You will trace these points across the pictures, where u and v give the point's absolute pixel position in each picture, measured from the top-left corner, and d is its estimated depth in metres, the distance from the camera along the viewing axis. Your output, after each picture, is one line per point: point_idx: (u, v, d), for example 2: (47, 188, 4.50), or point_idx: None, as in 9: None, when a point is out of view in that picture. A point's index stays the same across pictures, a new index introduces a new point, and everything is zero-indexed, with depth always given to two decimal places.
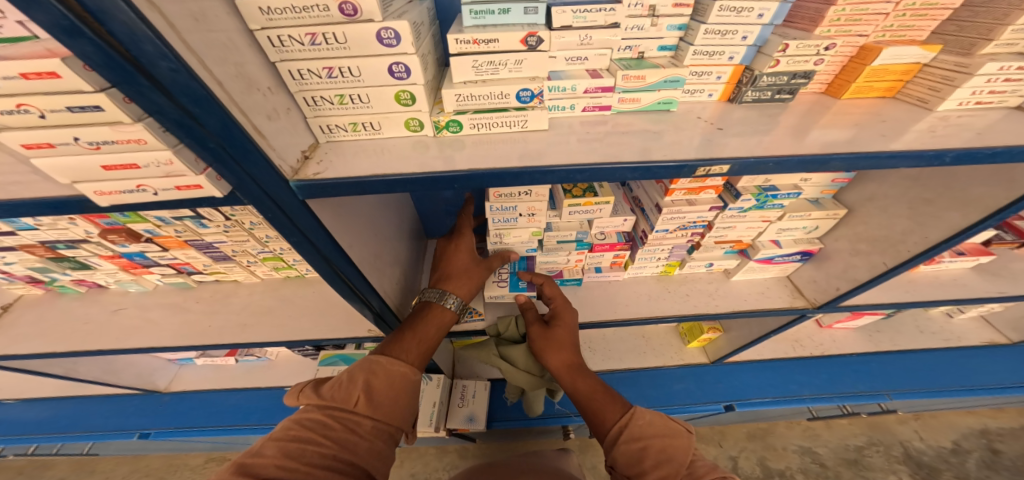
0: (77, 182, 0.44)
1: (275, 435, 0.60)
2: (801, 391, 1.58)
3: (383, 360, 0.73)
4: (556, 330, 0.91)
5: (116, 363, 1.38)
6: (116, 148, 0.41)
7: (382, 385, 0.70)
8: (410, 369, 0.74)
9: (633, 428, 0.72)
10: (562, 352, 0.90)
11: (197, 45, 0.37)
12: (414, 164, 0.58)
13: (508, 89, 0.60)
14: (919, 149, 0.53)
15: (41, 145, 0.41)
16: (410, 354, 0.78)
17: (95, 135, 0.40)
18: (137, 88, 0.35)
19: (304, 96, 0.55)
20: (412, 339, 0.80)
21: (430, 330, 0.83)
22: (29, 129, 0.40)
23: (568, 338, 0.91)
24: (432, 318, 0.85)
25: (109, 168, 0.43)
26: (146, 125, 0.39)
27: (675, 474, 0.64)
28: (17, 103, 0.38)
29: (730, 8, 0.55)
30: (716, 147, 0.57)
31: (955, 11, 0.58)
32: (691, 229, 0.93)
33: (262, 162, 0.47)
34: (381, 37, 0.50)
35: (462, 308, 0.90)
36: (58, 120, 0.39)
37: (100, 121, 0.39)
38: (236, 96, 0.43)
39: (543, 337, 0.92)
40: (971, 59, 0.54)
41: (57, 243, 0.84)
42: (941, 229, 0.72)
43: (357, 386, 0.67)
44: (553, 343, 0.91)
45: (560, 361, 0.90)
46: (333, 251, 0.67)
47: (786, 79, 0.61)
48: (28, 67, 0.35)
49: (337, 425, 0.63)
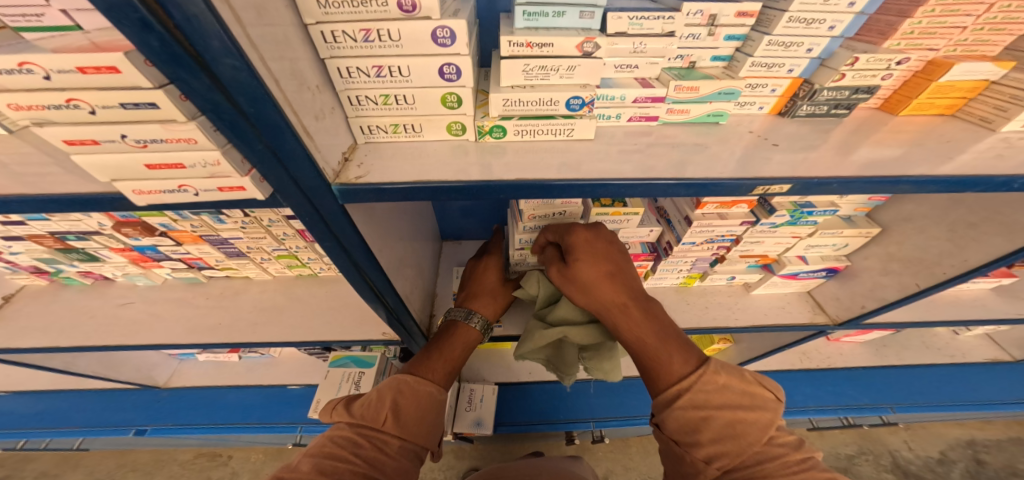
0: (117, 180, 0.43)
1: (311, 451, 0.59)
2: (805, 403, 1.62)
3: (410, 379, 0.71)
4: (577, 267, 0.69)
5: (115, 357, 1.34)
6: (165, 146, 0.40)
7: (409, 405, 0.67)
8: (436, 389, 0.72)
9: (695, 394, 0.59)
10: (595, 291, 0.70)
11: (257, 39, 0.35)
12: (456, 170, 0.55)
13: (558, 96, 0.57)
14: (987, 174, 0.51)
15: (84, 141, 0.39)
16: (433, 372, 0.76)
17: (144, 133, 0.39)
18: (196, 85, 0.33)
19: (348, 95, 0.52)
20: (437, 358, 0.78)
21: (453, 349, 0.81)
22: (75, 124, 0.38)
23: (600, 268, 0.69)
24: (459, 339, 0.84)
25: (153, 167, 0.42)
26: (200, 124, 0.38)
27: (739, 452, 0.55)
28: (68, 98, 0.36)
29: (800, 19, 0.54)
30: (770, 164, 0.56)
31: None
32: (718, 242, 0.92)
33: (308, 165, 0.44)
34: (436, 36, 0.47)
35: (487, 327, 0.89)
36: (107, 116, 0.37)
37: (153, 119, 0.37)
38: (289, 94, 0.40)
39: (564, 278, 0.72)
40: None
41: (68, 235, 0.81)
42: (983, 253, 0.72)
43: (385, 405, 0.65)
44: (580, 283, 0.70)
45: (596, 301, 0.70)
46: (363, 255, 0.64)
47: (847, 94, 0.60)
48: (87, 60, 0.33)
49: (366, 443, 0.61)
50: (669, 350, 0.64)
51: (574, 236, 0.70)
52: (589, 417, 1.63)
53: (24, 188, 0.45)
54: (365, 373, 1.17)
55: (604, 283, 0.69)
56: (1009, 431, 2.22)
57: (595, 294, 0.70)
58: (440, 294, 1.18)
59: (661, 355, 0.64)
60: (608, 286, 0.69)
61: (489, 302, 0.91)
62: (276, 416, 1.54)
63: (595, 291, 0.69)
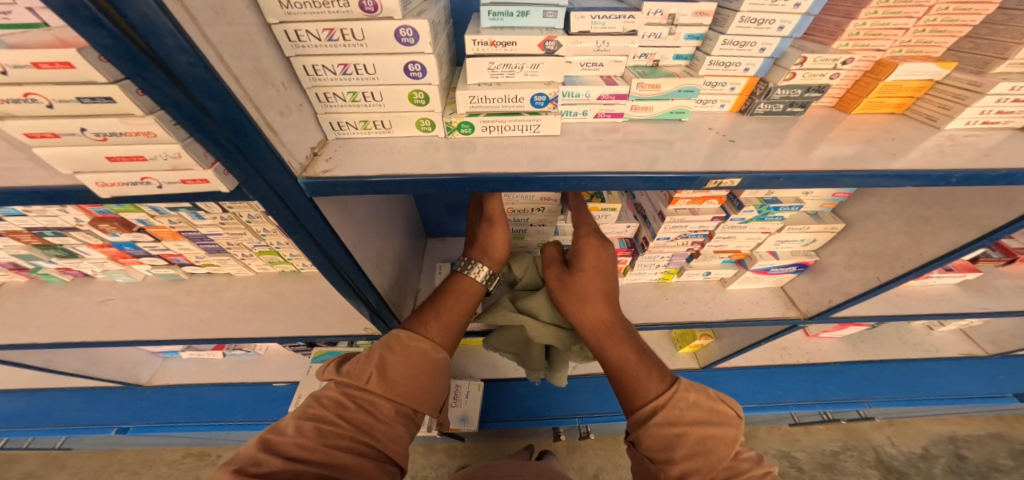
0: (78, 173, 0.44)
1: (298, 412, 0.61)
2: (784, 399, 1.68)
3: (402, 335, 0.69)
4: (579, 276, 0.75)
5: (97, 355, 1.34)
6: (126, 139, 0.41)
7: (398, 363, 0.66)
8: (429, 347, 0.69)
9: (671, 411, 0.61)
10: (588, 304, 0.74)
11: (216, 38, 0.36)
12: (424, 164, 0.57)
13: (523, 93, 0.59)
14: (926, 169, 0.54)
15: (44, 134, 0.40)
16: (430, 327, 0.72)
17: (103, 126, 0.40)
18: (152, 81, 0.34)
19: (316, 92, 0.54)
20: (432, 313, 0.75)
21: (450, 300, 0.78)
22: (35, 117, 0.39)
23: (599, 284, 0.75)
24: (461, 291, 0.80)
25: (115, 159, 0.43)
26: (158, 118, 0.39)
27: (710, 468, 0.57)
28: (25, 93, 0.37)
29: (751, 19, 0.56)
30: (726, 159, 0.58)
31: (973, 28, 0.59)
32: (692, 238, 0.94)
33: (271, 158, 0.46)
34: (398, 36, 0.49)
35: (491, 280, 0.84)
36: (65, 110, 0.39)
37: (111, 112, 0.39)
38: (251, 91, 0.42)
39: (563, 287, 0.77)
40: (982, 79, 0.55)
41: (45, 230, 0.82)
42: (936, 247, 0.74)
43: (372, 363, 0.65)
44: (576, 294, 0.75)
45: (589, 313, 0.74)
46: (336, 249, 0.65)
47: (800, 92, 0.62)
48: (41, 56, 0.34)
49: (352, 405, 0.62)
50: (646, 367, 0.67)
51: (585, 246, 0.76)
52: (575, 413, 1.65)
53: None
54: None
55: (597, 297, 0.74)
56: (989, 426, 2.27)
57: (588, 307, 0.74)
58: (423, 290, 1.19)
59: (641, 375, 0.66)
60: (600, 302, 0.74)
61: (485, 254, 0.84)
62: (261, 414, 1.54)
63: (589, 303, 0.74)
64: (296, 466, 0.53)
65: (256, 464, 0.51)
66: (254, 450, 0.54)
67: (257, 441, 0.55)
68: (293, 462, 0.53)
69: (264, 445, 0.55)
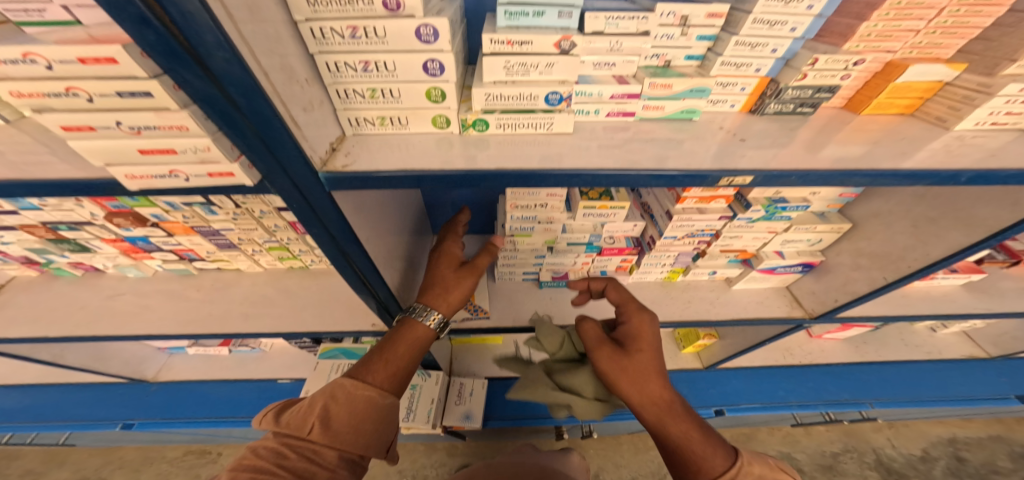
0: (110, 165, 0.45)
1: (231, 466, 0.58)
2: (787, 398, 1.67)
3: (346, 384, 0.67)
4: (636, 355, 0.70)
5: (105, 349, 1.35)
6: (158, 133, 0.42)
7: (341, 412, 0.64)
8: (375, 393, 0.67)
9: None
10: (645, 383, 0.68)
11: (248, 33, 0.37)
12: (439, 160, 0.58)
13: (538, 91, 0.60)
14: (937, 169, 0.55)
15: (81, 128, 0.42)
16: (377, 374, 0.70)
17: (138, 120, 0.42)
18: (190, 76, 0.35)
19: (336, 88, 0.55)
20: (379, 359, 0.72)
21: (402, 349, 0.74)
22: (73, 111, 0.41)
23: (654, 364, 0.70)
24: (410, 339, 0.75)
25: (147, 152, 0.44)
26: (190, 113, 0.40)
27: None
28: (67, 87, 0.39)
29: (765, 21, 0.57)
30: (736, 157, 0.59)
31: (982, 31, 0.60)
32: (699, 237, 0.95)
33: (294, 152, 0.47)
34: (420, 34, 0.50)
35: (443, 326, 0.79)
36: (104, 104, 0.41)
37: (147, 107, 0.40)
38: (278, 87, 0.43)
39: (619, 368, 0.69)
40: (994, 80, 0.56)
41: (60, 224, 0.83)
42: (943, 247, 0.75)
43: (314, 412, 0.63)
44: (632, 373, 0.68)
45: (647, 395, 0.67)
46: (351, 244, 0.66)
47: (810, 92, 0.63)
48: (87, 52, 0.36)
49: (292, 455, 0.60)
50: (711, 446, 0.64)
51: (637, 325, 0.73)
52: None
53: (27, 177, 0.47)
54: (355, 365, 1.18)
55: (654, 377, 0.68)
56: (988, 428, 2.28)
57: (645, 387, 0.67)
58: None
59: (706, 454, 0.63)
60: (658, 381, 0.68)
61: (441, 297, 0.79)
62: (265, 411, 1.55)
63: (648, 383, 0.68)
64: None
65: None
66: None
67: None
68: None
69: None
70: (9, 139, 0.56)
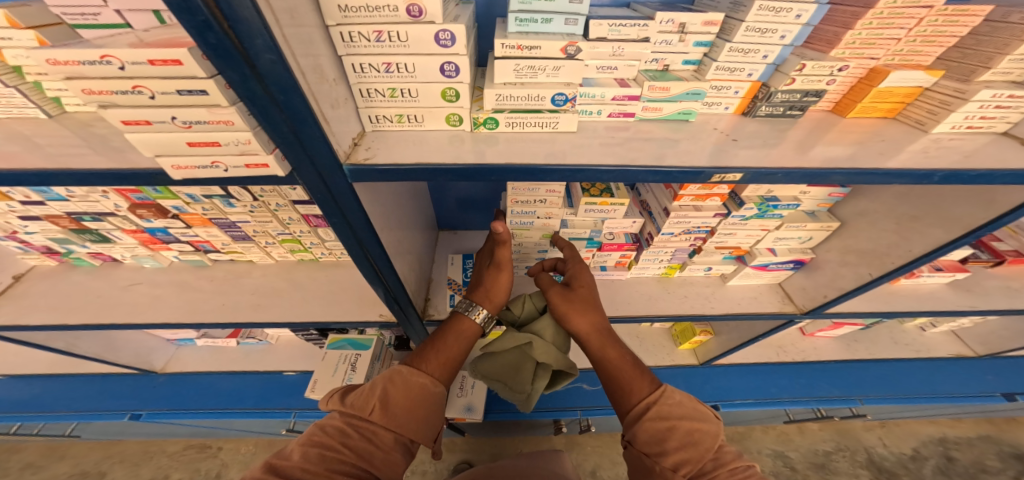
0: (160, 156, 0.50)
1: (303, 440, 0.63)
2: (779, 395, 1.73)
3: (404, 371, 0.72)
4: (578, 290, 0.84)
5: (116, 339, 1.39)
6: (207, 127, 0.47)
7: (399, 396, 0.69)
8: (428, 381, 0.73)
9: (662, 407, 0.69)
10: (583, 312, 0.81)
11: (289, 38, 0.42)
12: (451, 155, 0.62)
13: (544, 93, 0.64)
14: (913, 169, 0.60)
15: (140, 122, 0.46)
16: (428, 363, 0.76)
17: (190, 115, 0.46)
18: (240, 75, 0.40)
19: (360, 87, 0.59)
20: (431, 348, 0.78)
21: (449, 340, 0.80)
22: (136, 107, 0.45)
23: (593, 298, 0.84)
24: (460, 331, 0.81)
25: (194, 145, 0.49)
26: (237, 109, 0.45)
27: (699, 457, 0.63)
28: (135, 86, 0.43)
29: (756, 29, 0.62)
30: (730, 156, 0.63)
31: (960, 39, 0.65)
32: (695, 233, 1.00)
33: (323, 146, 0.51)
34: (438, 38, 0.54)
35: (489, 322, 0.85)
36: (164, 101, 0.45)
37: (201, 104, 0.45)
38: (312, 85, 0.48)
39: (567, 301, 0.82)
40: (968, 86, 0.62)
41: (83, 215, 0.89)
42: (925, 243, 0.80)
43: (374, 395, 0.68)
44: (575, 304, 0.82)
45: (588, 324, 0.80)
46: (367, 235, 0.70)
47: (798, 96, 0.68)
48: (158, 55, 0.40)
49: (354, 433, 0.65)
50: (634, 370, 0.75)
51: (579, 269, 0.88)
52: (576, 406, 1.70)
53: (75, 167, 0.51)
54: (362, 356, 1.21)
55: (592, 308, 0.82)
56: (979, 429, 2.34)
57: (585, 316, 0.81)
58: (435, 280, 1.23)
59: (630, 376, 0.74)
60: (595, 312, 0.82)
61: (486, 296, 0.86)
62: (270, 403, 1.58)
63: (585, 312, 0.81)
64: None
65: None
66: (259, 472, 0.57)
67: (262, 465, 0.57)
68: None
69: (268, 471, 0.57)
70: (53, 132, 0.60)
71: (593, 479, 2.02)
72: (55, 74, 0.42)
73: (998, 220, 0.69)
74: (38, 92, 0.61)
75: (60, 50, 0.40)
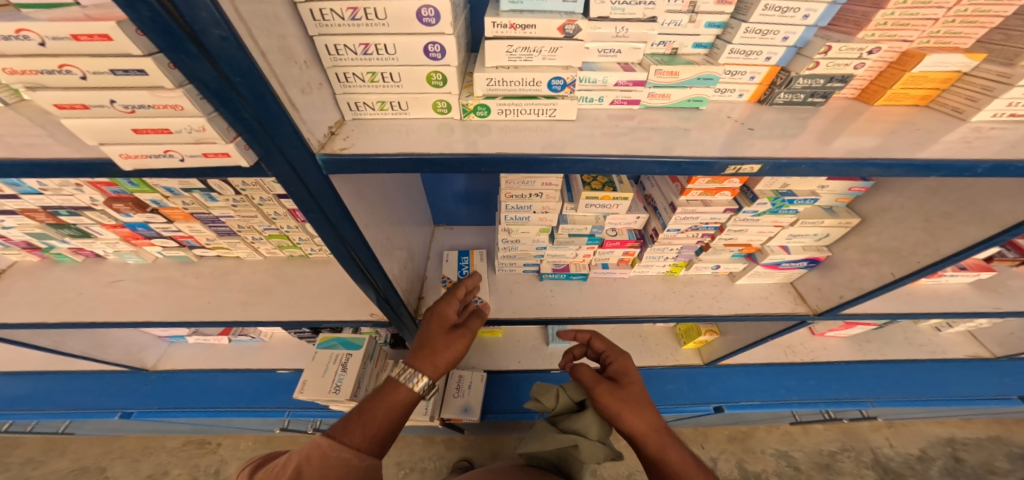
0: (104, 144, 0.44)
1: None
2: (787, 396, 1.68)
3: (323, 443, 0.61)
4: (627, 386, 0.73)
5: (104, 336, 1.36)
6: (152, 112, 0.41)
7: (313, 473, 0.58)
8: (352, 455, 0.61)
9: None
10: (638, 412, 0.69)
11: (245, 12, 0.37)
12: (439, 144, 0.56)
13: (540, 77, 0.58)
14: (953, 159, 0.54)
15: (75, 106, 0.41)
16: (357, 433, 0.64)
17: (132, 98, 0.41)
18: (184, 54, 0.34)
19: (336, 72, 0.54)
20: (358, 420, 0.66)
21: (382, 412, 0.68)
22: (67, 89, 0.40)
23: (646, 396, 0.72)
24: (392, 401, 0.69)
25: (140, 132, 0.43)
26: (186, 91, 0.40)
27: None
28: (60, 65, 0.38)
29: (775, 7, 0.56)
30: (744, 145, 0.58)
31: (1004, 19, 0.58)
32: (703, 230, 0.94)
33: (292, 135, 0.46)
34: (420, 15, 0.48)
35: (427, 390, 0.71)
36: (98, 82, 0.40)
37: (140, 85, 0.40)
38: (276, 68, 0.42)
39: (616, 400, 0.70)
40: (1014, 70, 0.55)
41: (60, 209, 0.85)
42: (955, 242, 0.74)
43: (285, 473, 0.57)
44: (630, 403, 0.70)
45: (646, 423, 0.68)
46: (349, 232, 0.65)
47: (822, 82, 0.62)
48: (81, 28, 0.35)
49: None
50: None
51: (621, 362, 0.79)
52: None
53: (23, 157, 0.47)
54: (354, 356, 1.17)
55: (645, 407, 0.70)
56: (988, 429, 2.28)
57: (640, 416, 0.69)
58: (429, 278, 1.18)
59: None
60: (650, 412, 0.69)
61: (429, 360, 0.74)
62: (264, 401, 1.55)
63: (640, 412, 0.69)
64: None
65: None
66: None
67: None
68: None
69: None
70: (7, 120, 0.55)
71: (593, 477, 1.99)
72: None
73: None
74: None
75: None
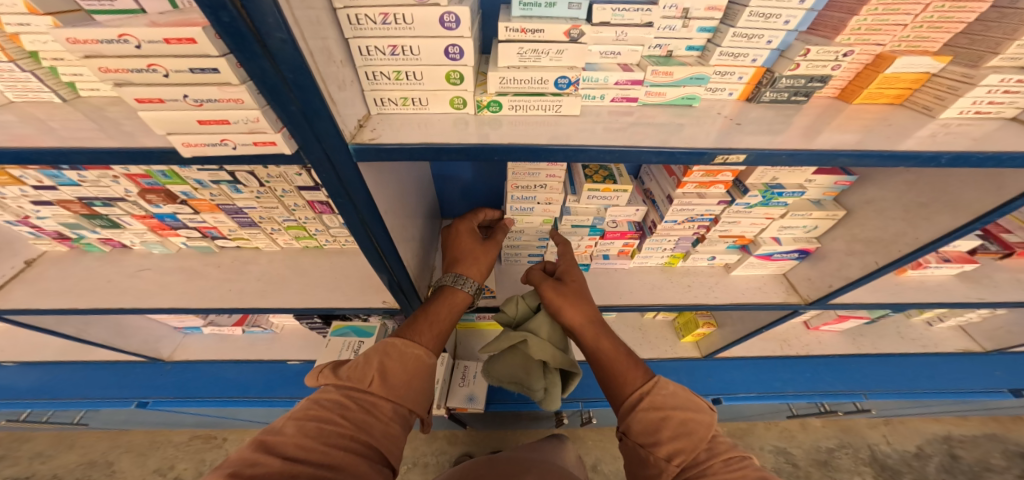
0: (171, 133, 0.50)
1: (295, 414, 0.62)
2: (784, 388, 1.72)
3: (398, 342, 0.74)
4: (567, 284, 0.89)
5: (123, 326, 1.41)
6: (218, 105, 0.48)
7: (396, 367, 0.71)
8: (423, 352, 0.75)
9: (655, 397, 0.67)
10: (574, 304, 0.85)
11: (300, 17, 0.43)
12: (456, 138, 0.62)
13: (548, 76, 0.64)
14: (919, 151, 0.60)
15: (152, 100, 0.47)
16: (422, 336, 0.79)
17: (203, 94, 0.47)
18: (249, 53, 0.40)
19: (366, 70, 0.60)
20: (424, 321, 0.82)
21: (441, 312, 0.86)
22: (149, 85, 0.46)
23: (582, 291, 0.89)
24: (450, 302, 0.89)
25: (205, 123, 0.50)
26: (248, 87, 0.46)
27: (692, 448, 0.61)
28: (149, 64, 0.45)
29: (759, 14, 0.62)
30: (734, 139, 0.63)
31: (967, 25, 0.64)
32: (699, 222, 1.00)
33: (330, 127, 0.51)
34: (442, 21, 0.54)
35: (477, 290, 0.93)
36: (177, 79, 0.46)
37: (211, 82, 0.46)
38: (320, 66, 0.48)
39: (559, 295, 0.87)
40: (975, 71, 0.61)
41: (95, 200, 0.90)
42: (932, 230, 0.80)
43: (372, 368, 0.69)
44: (568, 297, 0.86)
45: (581, 314, 0.84)
46: (372, 216, 0.70)
47: (803, 82, 0.68)
48: (172, 33, 0.41)
49: (353, 405, 0.65)
50: (626, 362, 0.75)
51: (566, 266, 0.95)
52: (578, 398, 1.71)
53: (90, 148, 0.53)
54: (366, 344, 1.22)
55: (581, 301, 0.86)
56: (984, 427, 2.32)
57: (579, 309, 0.85)
58: (437, 267, 1.23)
59: (624, 369, 0.74)
60: (585, 304, 0.86)
61: (473, 265, 0.94)
62: (274, 392, 1.60)
63: (576, 303, 0.85)
64: (298, 464, 0.54)
65: (253, 464, 0.51)
66: (252, 449, 0.54)
67: (252, 442, 0.55)
68: (293, 460, 0.54)
69: (262, 446, 0.55)
70: (65, 115, 0.61)
71: (593, 472, 2.03)
72: (75, 54, 0.43)
73: (1007, 206, 0.69)
74: (52, 77, 0.62)
75: (81, 29, 0.41)
